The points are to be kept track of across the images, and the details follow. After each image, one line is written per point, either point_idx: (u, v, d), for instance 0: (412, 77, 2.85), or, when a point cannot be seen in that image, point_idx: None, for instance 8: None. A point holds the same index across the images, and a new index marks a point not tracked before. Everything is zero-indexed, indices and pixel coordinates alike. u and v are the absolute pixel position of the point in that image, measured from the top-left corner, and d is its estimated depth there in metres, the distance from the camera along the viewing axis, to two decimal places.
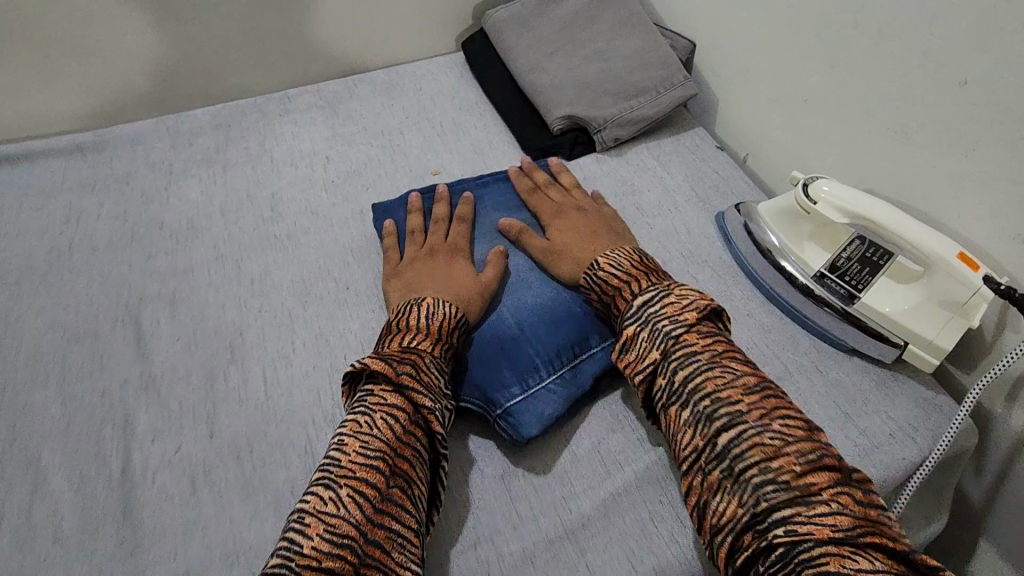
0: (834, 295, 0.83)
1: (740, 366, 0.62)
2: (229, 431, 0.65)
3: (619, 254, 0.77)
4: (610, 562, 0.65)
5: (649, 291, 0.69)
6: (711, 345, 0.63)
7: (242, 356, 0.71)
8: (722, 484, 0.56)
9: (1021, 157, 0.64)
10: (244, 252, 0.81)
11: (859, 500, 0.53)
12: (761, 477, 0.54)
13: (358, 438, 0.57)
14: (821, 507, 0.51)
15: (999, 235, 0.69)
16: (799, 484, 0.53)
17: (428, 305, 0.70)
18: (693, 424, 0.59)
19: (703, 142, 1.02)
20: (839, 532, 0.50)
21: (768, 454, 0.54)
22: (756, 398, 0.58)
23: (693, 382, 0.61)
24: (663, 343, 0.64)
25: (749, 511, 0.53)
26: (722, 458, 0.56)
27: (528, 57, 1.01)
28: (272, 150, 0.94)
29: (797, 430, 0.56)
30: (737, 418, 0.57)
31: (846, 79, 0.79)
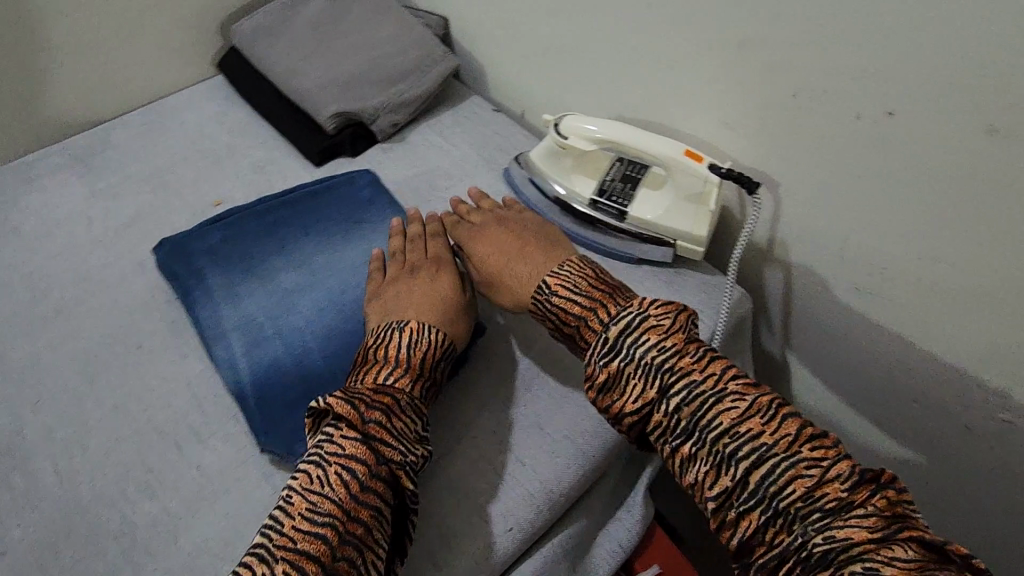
0: (609, 216, 0.80)
1: (747, 385, 0.54)
2: (25, 541, 0.61)
3: (569, 270, 0.67)
4: (463, 526, 0.61)
5: (623, 311, 0.60)
6: (710, 369, 0.55)
7: (26, 457, 0.66)
8: (762, 520, 0.49)
9: (709, 55, 0.71)
10: (5, 345, 0.75)
11: (899, 500, 0.48)
12: (806, 507, 0.48)
13: (306, 497, 0.52)
14: (861, 518, 0.46)
15: (716, 128, 0.76)
16: (839, 498, 0.47)
17: (411, 330, 0.64)
18: (713, 464, 0.52)
19: (481, 109, 1.04)
20: (879, 532, 0.45)
21: (809, 484, 0.48)
22: (774, 423, 0.51)
23: (704, 417, 0.53)
24: (655, 379, 0.56)
25: (796, 541, 0.47)
26: (755, 497, 0.50)
27: (284, 64, 0.99)
28: (21, 225, 0.88)
29: (825, 449, 0.50)
30: (763, 451, 0.50)
31: (569, 23, 0.85)
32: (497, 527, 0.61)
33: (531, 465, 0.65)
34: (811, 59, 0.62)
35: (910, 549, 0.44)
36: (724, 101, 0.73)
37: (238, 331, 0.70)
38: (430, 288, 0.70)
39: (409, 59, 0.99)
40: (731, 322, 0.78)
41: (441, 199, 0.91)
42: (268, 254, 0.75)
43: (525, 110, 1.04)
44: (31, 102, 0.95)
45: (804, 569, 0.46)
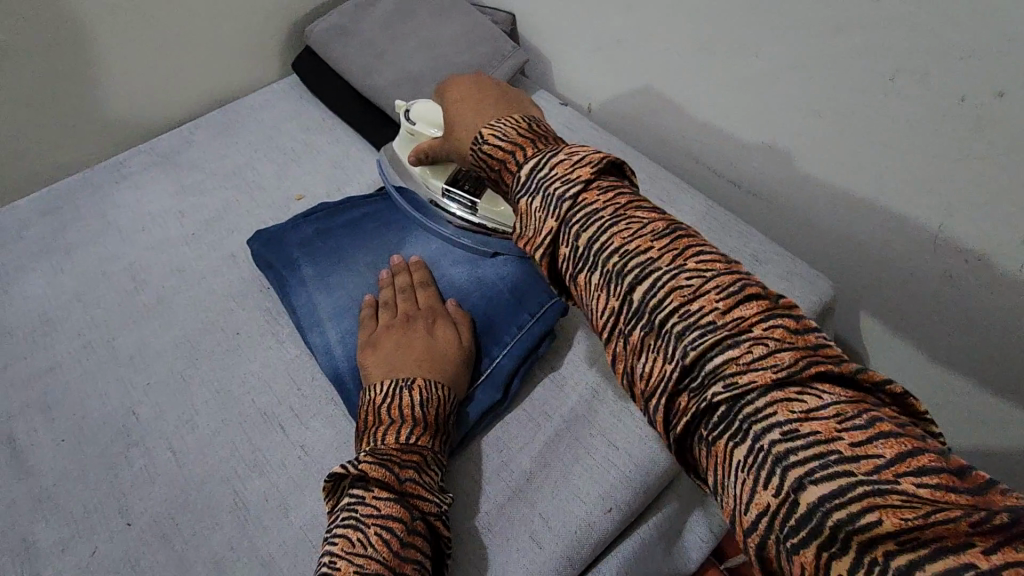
0: (463, 207, 0.79)
1: (648, 211, 0.42)
2: (146, 514, 0.64)
3: (507, 120, 0.54)
4: (562, 505, 0.63)
5: (546, 156, 0.47)
6: (618, 198, 0.43)
7: (141, 437, 0.70)
8: (647, 346, 0.38)
9: (796, 43, 0.71)
10: (113, 331, 0.79)
11: (807, 334, 0.36)
12: (698, 335, 0.36)
13: (352, 560, 0.50)
14: (763, 352, 0.35)
15: (802, 115, 0.75)
16: (729, 323, 0.36)
17: (419, 389, 0.63)
18: (605, 293, 0.41)
19: (547, 102, 1.05)
20: (782, 371, 0.34)
21: (703, 306, 0.37)
22: (683, 248, 0.39)
23: (597, 240, 0.41)
24: (557, 207, 0.43)
25: (682, 371, 0.36)
26: (645, 323, 0.38)
27: (359, 62, 1.02)
28: (116, 220, 0.92)
29: (726, 271, 0.38)
30: (656, 275, 0.39)
31: (643, 16, 0.85)
32: (596, 508, 0.62)
33: (625, 447, 0.66)
34: (916, 47, 0.62)
35: (817, 393, 0.33)
36: (811, 90, 0.73)
37: (332, 320, 0.74)
38: (433, 338, 0.69)
39: (479, 55, 1.01)
40: (813, 312, 0.78)
41: None
42: (358, 248, 0.80)
43: (591, 104, 1.04)
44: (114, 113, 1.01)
45: (703, 422, 0.36)
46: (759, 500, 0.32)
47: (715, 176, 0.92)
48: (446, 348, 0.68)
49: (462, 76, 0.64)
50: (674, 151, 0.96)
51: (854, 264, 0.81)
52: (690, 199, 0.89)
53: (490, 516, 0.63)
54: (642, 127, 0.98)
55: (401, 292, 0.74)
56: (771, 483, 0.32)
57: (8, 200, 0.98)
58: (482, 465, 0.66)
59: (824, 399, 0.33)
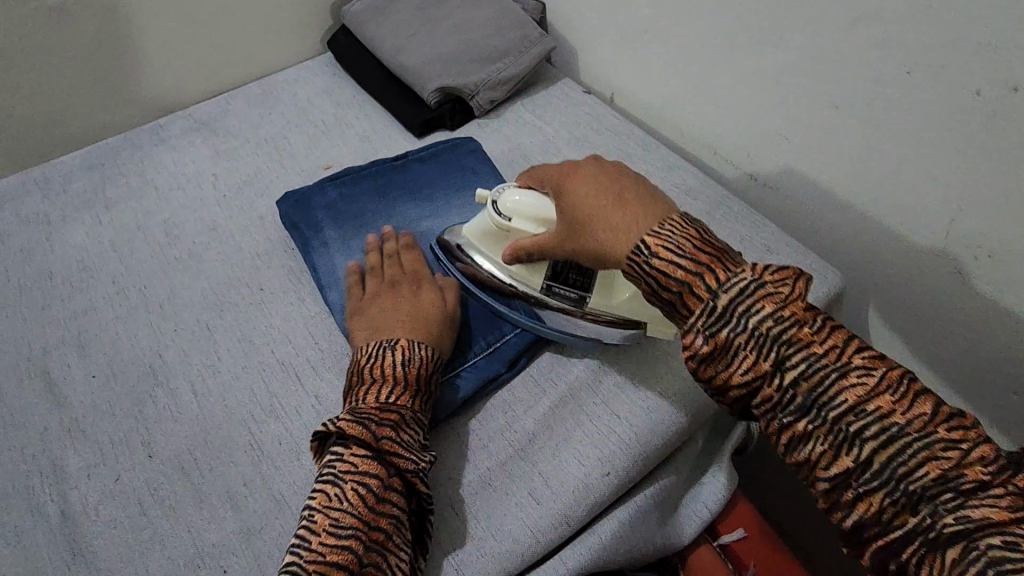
0: (568, 303, 0.70)
1: (867, 356, 0.49)
2: (167, 449, 0.68)
3: (671, 227, 0.55)
4: (561, 466, 0.65)
5: (733, 278, 0.51)
6: (830, 341, 0.49)
7: (166, 378, 0.74)
8: (870, 492, 0.46)
9: (817, 35, 0.73)
10: (146, 281, 0.83)
11: (1001, 454, 0.45)
12: (929, 481, 0.44)
13: (328, 514, 0.54)
14: (959, 467, 0.44)
15: (818, 108, 0.77)
16: (948, 458, 0.44)
17: (402, 349, 0.65)
18: (832, 443, 0.47)
19: (572, 90, 1.08)
20: (952, 465, 0.44)
21: (935, 461, 0.44)
22: (901, 398, 0.46)
23: (824, 392, 0.48)
24: (773, 352, 0.49)
25: (917, 516, 0.44)
26: (873, 470, 0.46)
27: (392, 42, 1.05)
28: (153, 179, 0.97)
29: (939, 412, 0.46)
30: (887, 428, 0.46)
31: (670, 6, 0.87)
32: (594, 471, 0.64)
33: (625, 417, 0.68)
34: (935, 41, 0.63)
35: None
36: (829, 82, 0.74)
37: (337, 283, 0.78)
38: (418, 303, 0.71)
39: (508, 40, 1.03)
40: (820, 303, 0.79)
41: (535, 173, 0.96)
42: (379, 213, 0.84)
43: (614, 93, 1.06)
44: (156, 78, 1.07)
45: (924, 537, 0.44)
46: None
47: (730, 167, 0.93)
48: (431, 312, 0.71)
49: (580, 160, 0.65)
50: (692, 142, 0.97)
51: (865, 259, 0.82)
52: (705, 188, 0.91)
53: (491, 472, 0.65)
54: (663, 117, 1.00)
55: (388, 258, 0.77)
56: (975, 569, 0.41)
57: (58, 151, 1.05)
58: (486, 426, 0.69)
59: None
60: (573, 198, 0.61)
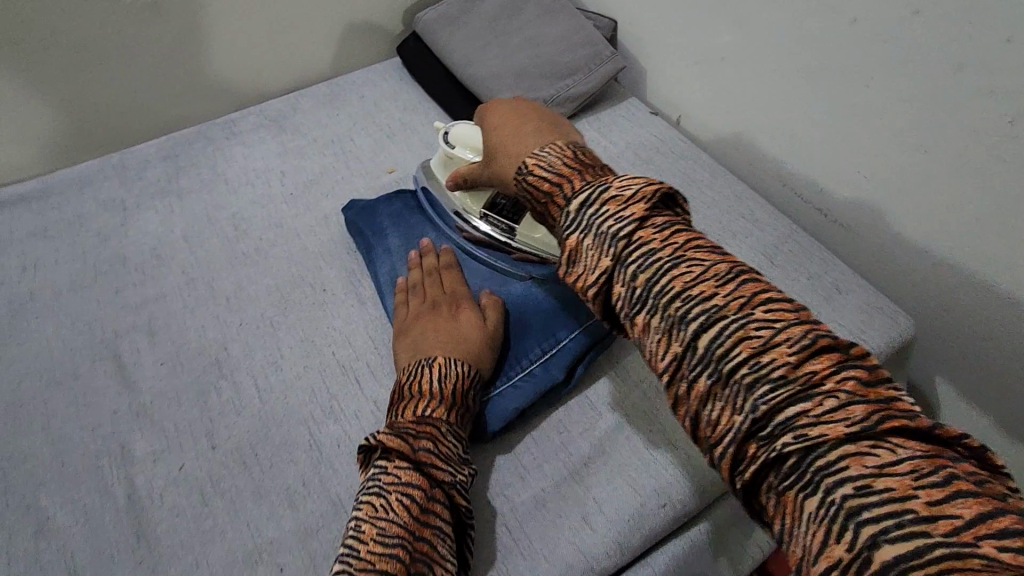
0: (499, 230, 0.79)
1: (707, 252, 0.44)
2: (230, 441, 0.69)
3: (551, 146, 0.54)
4: (616, 493, 0.64)
5: (585, 188, 0.49)
6: (724, 284, 0.42)
7: (230, 370, 0.75)
8: (711, 391, 0.41)
9: (910, 76, 0.71)
10: (214, 273, 0.86)
11: (871, 379, 0.38)
12: (761, 381, 0.39)
13: (375, 523, 0.53)
14: (832, 411, 0.37)
15: (904, 149, 0.75)
16: (798, 374, 0.38)
17: (440, 365, 0.65)
18: (664, 333, 0.43)
19: (638, 110, 1.07)
20: (857, 427, 0.36)
21: (755, 346, 0.39)
22: (757, 300, 0.41)
23: (656, 283, 0.44)
24: (611, 247, 0.46)
25: (748, 417, 0.39)
26: (704, 363, 0.41)
27: (463, 51, 1.06)
28: (225, 172, 1.00)
29: (783, 316, 0.40)
30: (711, 315, 0.41)
31: (752, 35, 0.86)
32: (650, 501, 0.64)
33: (683, 448, 0.67)
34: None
35: (890, 445, 0.35)
36: (920, 124, 0.72)
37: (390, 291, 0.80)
38: (456, 321, 0.72)
39: (579, 56, 1.03)
40: (890, 347, 0.77)
41: None
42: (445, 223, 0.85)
43: (681, 116, 1.05)
44: (232, 75, 1.10)
45: (773, 471, 0.38)
46: (832, 552, 0.34)
47: (799, 200, 0.91)
48: (469, 330, 0.71)
49: (495, 99, 0.66)
50: (760, 171, 0.96)
51: (938, 306, 0.80)
52: (772, 220, 0.89)
53: (545, 494, 0.65)
54: (732, 144, 0.98)
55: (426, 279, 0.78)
56: (845, 536, 0.34)
57: (135, 139, 1.09)
58: (543, 444, 0.69)
59: (898, 454, 0.35)
60: (488, 131, 0.63)
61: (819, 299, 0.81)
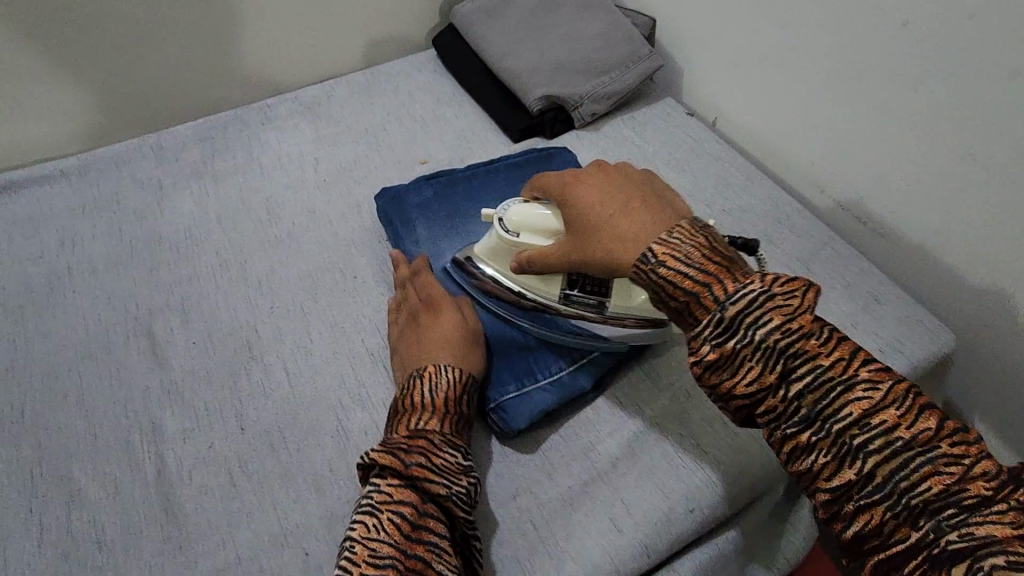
0: (586, 308, 0.70)
1: (876, 372, 0.49)
2: (259, 423, 0.70)
3: (679, 233, 0.56)
4: (645, 496, 0.63)
5: (742, 290, 0.51)
6: (877, 391, 0.48)
7: (260, 352, 0.76)
8: (875, 504, 0.46)
9: (964, 83, 0.69)
10: (247, 256, 0.86)
11: (1022, 486, 0.45)
12: (933, 502, 0.44)
13: (366, 545, 0.53)
14: (976, 502, 0.43)
15: (952, 158, 0.73)
16: (969, 489, 0.44)
17: (429, 375, 0.64)
18: (836, 453, 0.47)
19: (673, 110, 1.06)
20: (1018, 526, 0.42)
21: (943, 479, 0.44)
22: (912, 417, 0.46)
23: (830, 407, 0.48)
24: (778, 364, 0.49)
25: (916, 528, 0.44)
26: (875, 481, 0.46)
27: (500, 45, 1.06)
28: (259, 156, 1.00)
29: (947, 435, 0.46)
30: (889, 442, 0.46)
31: (798, 36, 0.85)
32: (679, 506, 0.63)
33: (714, 454, 0.66)
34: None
35: None
36: (972, 133, 0.70)
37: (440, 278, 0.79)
38: (435, 326, 0.70)
39: (617, 53, 1.02)
40: (928, 362, 0.75)
41: None
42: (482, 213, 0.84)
43: (718, 118, 1.04)
44: (269, 60, 1.11)
45: (930, 560, 0.43)
46: None
47: (838, 208, 0.90)
48: (450, 334, 0.69)
49: (581, 171, 0.68)
50: (798, 176, 0.94)
51: (979, 322, 0.77)
52: (809, 227, 0.88)
53: (572, 493, 0.64)
54: (771, 148, 0.97)
55: (402, 289, 0.77)
56: None
57: (172, 121, 1.11)
58: (570, 444, 0.68)
59: None
60: (580, 210, 0.64)
61: (857, 308, 0.79)
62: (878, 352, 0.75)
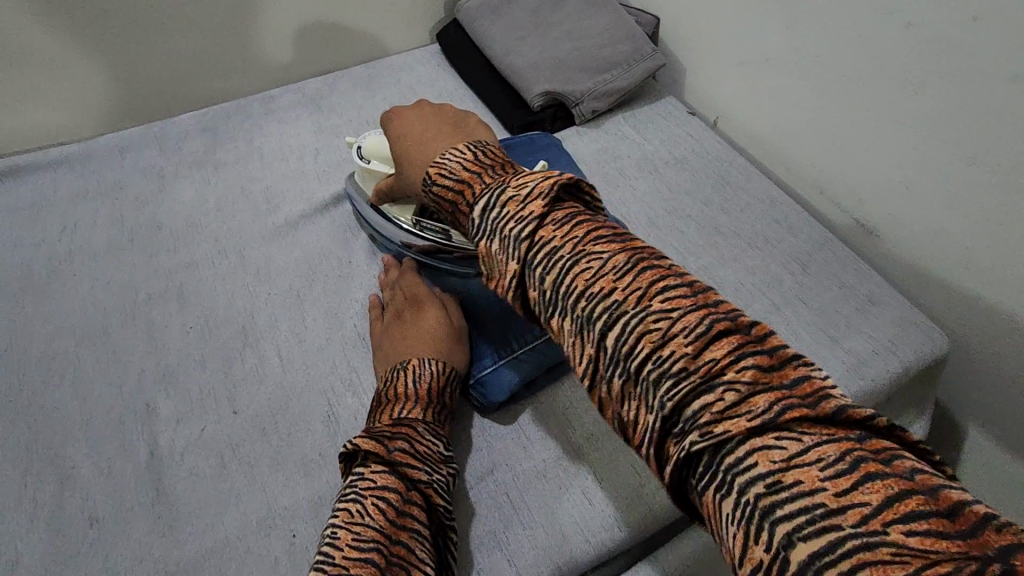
0: (435, 237, 0.74)
1: (607, 243, 0.42)
2: (251, 408, 0.70)
3: (453, 153, 0.56)
4: (625, 489, 0.65)
5: (484, 195, 0.49)
6: (630, 284, 0.39)
7: (255, 339, 0.76)
8: (625, 391, 0.39)
9: (968, 87, 0.68)
10: (245, 244, 0.87)
11: (780, 367, 0.35)
12: (671, 387, 0.36)
13: (349, 528, 0.51)
14: (734, 398, 0.34)
15: (955, 162, 0.72)
16: (700, 370, 0.36)
17: (413, 367, 0.67)
18: (574, 335, 0.41)
19: (674, 108, 1.06)
20: (757, 421, 0.33)
21: (657, 341, 0.37)
22: (631, 283, 0.39)
23: (558, 282, 0.42)
24: (514, 249, 0.44)
25: (659, 418, 0.37)
26: (616, 363, 0.39)
27: (504, 41, 1.06)
28: (261, 146, 1.01)
29: (686, 311, 0.38)
30: (614, 315, 0.39)
31: (803, 37, 0.84)
32: None
33: None
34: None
35: (793, 435, 0.33)
36: (973, 134, 0.70)
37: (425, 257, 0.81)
38: (419, 322, 0.71)
39: (619, 51, 1.02)
40: (921, 364, 0.75)
41: (628, 187, 0.95)
42: None
43: (719, 117, 1.04)
44: (275, 53, 1.12)
45: (690, 470, 0.36)
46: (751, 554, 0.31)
47: (836, 208, 0.89)
48: (431, 330, 0.71)
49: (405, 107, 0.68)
50: (797, 176, 0.94)
51: (975, 326, 0.77)
52: (807, 227, 0.88)
53: (556, 482, 0.66)
54: (772, 148, 0.96)
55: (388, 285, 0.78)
56: (763, 540, 0.31)
57: (176, 110, 1.11)
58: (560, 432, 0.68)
59: (806, 444, 0.32)
60: (395, 143, 0.66)
61: (851, 309, 0.79)
62: (871, 353, 0.75)
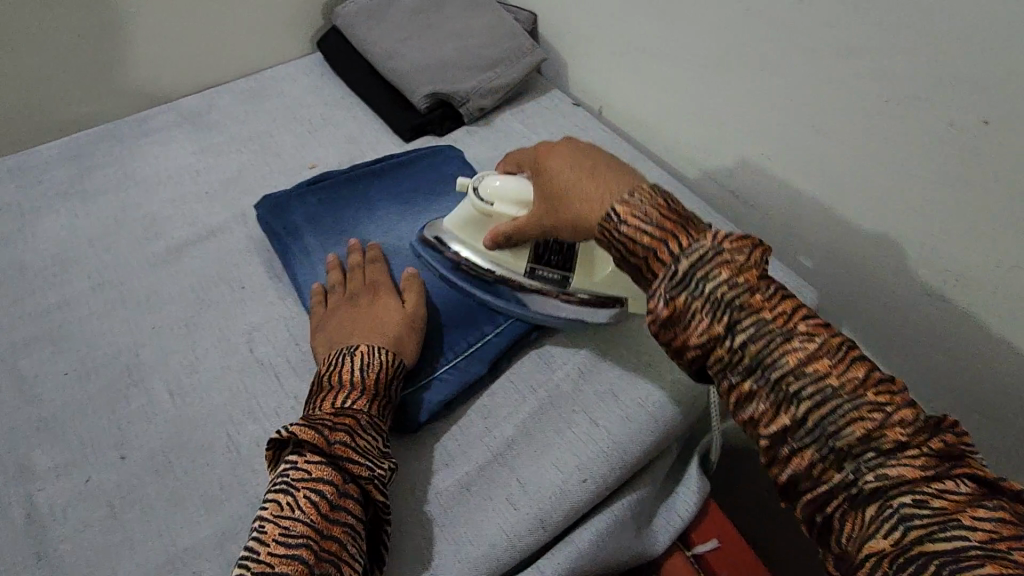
0: (549, 283, 0.73)
1: (815, 327, 0.50)
2: (141, 450, 0.66)
3: (638, 195, 0.58)
4: (540, 473, 0.65)
5: (694, 245, 0.53)
6: (844, 362, 0.48)
7: (142, 376, 0.72)
8: (807, 455, 0.47)
9: (804, 62, 0.75)
10: (124, 277, 0.82)
11: (949, 441, 0.46)
12: (862, 448, 0.46)
13: (278, 523, 0.52)
14: (909, 456, 0.45)
15: (802, 130, 0.79)
16: (895, 442, 0.45)
17: (361, 354, 0.64)
18: (773, 402, 0.49)
19: (560, 101, 1.09)
20: (931, 471, 0.44)
21: (869, 427, 0.46)
22: (842, 366, 0.48)
23: (769, 358, 0.49)
24: (723, 314, 0.51)
25: (844, 474, 0.46)
26: (813, 435, 0.47)
27: (386, 45, 1.05)
28: (136, 172, 0.95)
29: (879, 386, 0.48)
30: (825, 394, 0.47)
31: (665, 25, 0.90)
32: (572, 478, 0.65)
33: (605, 426, 0.69)
34: (927, 70, 0.66)
35: (960, 483, 0.44)
36: (817, 105, 0.77)
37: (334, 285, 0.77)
38: (372, 312, 0.71)
39: (501, 49, 1.04)
40: None
41: None
42: (361, 215, 0.84)
43: (603, 107, 1.08)
44: (143, 72, 1.05)
45: (847, 497, 0.45)
46: (876, 544, 0.43)
47: (713, 184, 0.96)
48: (387, 317, 0.70)
49: (553, 142, 0.68)
50: (677, 157, 0.99)
51: (839, 280, 0.85)
52: (689, 204, 0.93)
53: (469, 477, 0.66)
54: (652, 132, 1.02)
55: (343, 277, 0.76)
56: (893, 534, 0.43)
57: (35, 143, 1.02)
58: (469, 430, 0.69)
59: (959, 486, 0.43)
60: (551, 176, 0.65)
61: None
62: None
